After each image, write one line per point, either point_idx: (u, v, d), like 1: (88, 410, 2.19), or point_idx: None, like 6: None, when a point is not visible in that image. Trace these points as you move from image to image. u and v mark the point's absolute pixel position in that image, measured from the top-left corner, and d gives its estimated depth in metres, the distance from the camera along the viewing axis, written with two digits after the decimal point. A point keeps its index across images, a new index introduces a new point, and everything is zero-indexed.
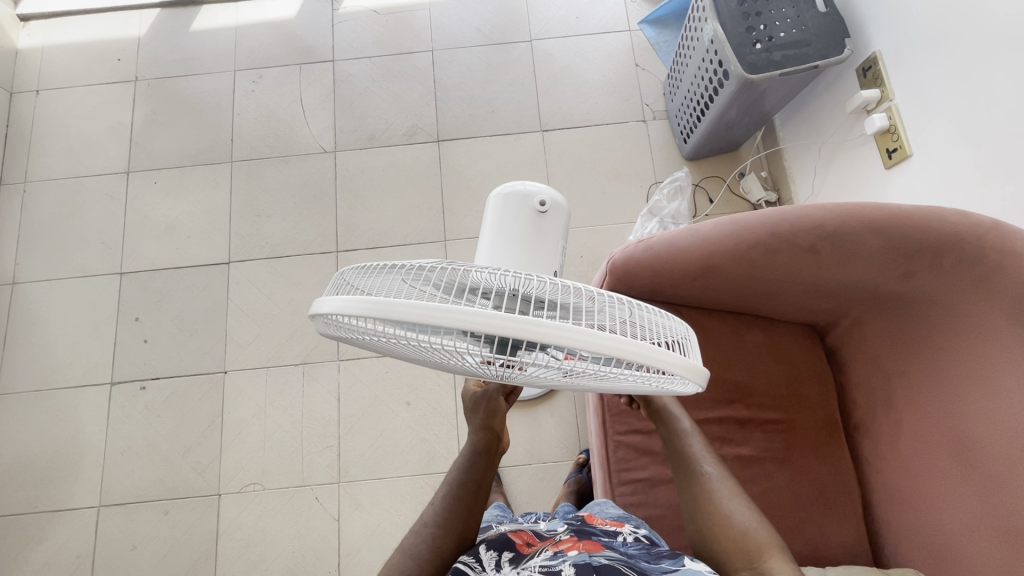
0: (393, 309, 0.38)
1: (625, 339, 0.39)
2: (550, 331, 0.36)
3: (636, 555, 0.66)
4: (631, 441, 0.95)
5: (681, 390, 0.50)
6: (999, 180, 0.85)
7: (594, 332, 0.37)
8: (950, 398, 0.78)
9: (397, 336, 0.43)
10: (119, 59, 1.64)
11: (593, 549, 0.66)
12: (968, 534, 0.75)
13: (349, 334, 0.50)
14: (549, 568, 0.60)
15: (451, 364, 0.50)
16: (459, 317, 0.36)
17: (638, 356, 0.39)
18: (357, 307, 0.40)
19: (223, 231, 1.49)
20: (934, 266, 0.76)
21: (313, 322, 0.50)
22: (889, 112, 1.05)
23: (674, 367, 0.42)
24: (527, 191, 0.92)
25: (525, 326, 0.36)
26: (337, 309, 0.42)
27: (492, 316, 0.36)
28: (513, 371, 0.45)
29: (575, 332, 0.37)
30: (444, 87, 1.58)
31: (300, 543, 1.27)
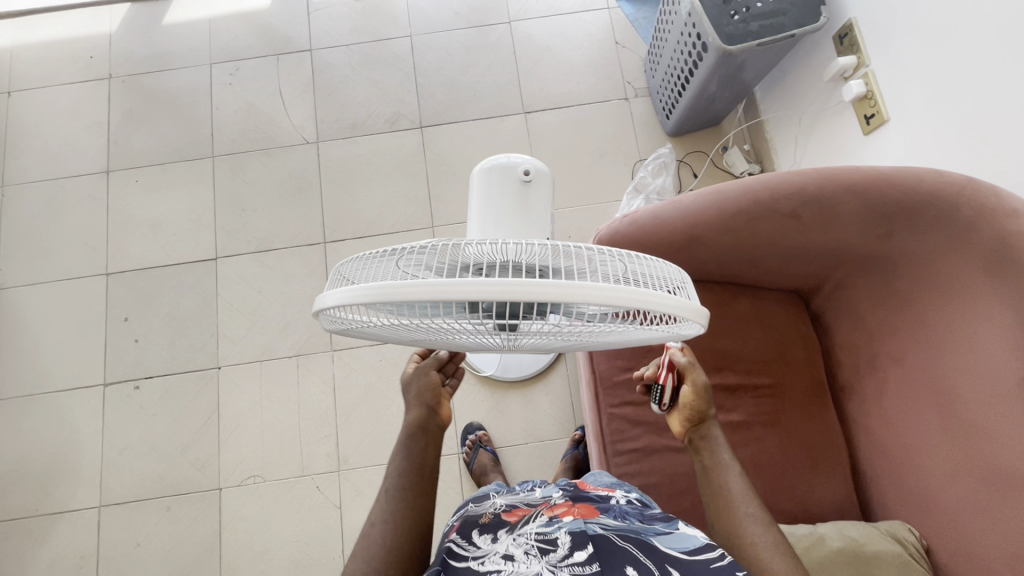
0: (394, 291, 0.39)
1: (618, 287, 0.39)
2: (544, 290, 0.37)
3: (631, 519, 0.68)
4: (625, 413, 0.97)
5: (684, 333, 0.51)
6: (976, 141, 0.86)
7: (592, 287, 0.38)
8: (929, 353, 0.81)
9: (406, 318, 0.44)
10: (91, 56, 1.61)
11: (588, 513, 0.68)
12: (951, 482, 0.78)
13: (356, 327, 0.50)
14: (544, 533, 0.63)
15: (460, 340, 0.51)
16: (459, 289, 0.37)
17: (637, 304, 0.40)
18: (358, 296, 0.40)
19: (208, 227, 1.48)
20: (911, 225, 0.78)
21: (318, 320, 0.50)
22: (866, 79, 1.06)
23: (676, 311, 0.42)
24: (503, 163, 0.84)
25: (521, 290, 0.37)
26: (340, 303, 0.42)
27: (489, 284, 0.37)
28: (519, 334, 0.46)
29: (575, 288, 0.38)
30: (424, 73, 1.57)
31: (303, 532, 1.28)
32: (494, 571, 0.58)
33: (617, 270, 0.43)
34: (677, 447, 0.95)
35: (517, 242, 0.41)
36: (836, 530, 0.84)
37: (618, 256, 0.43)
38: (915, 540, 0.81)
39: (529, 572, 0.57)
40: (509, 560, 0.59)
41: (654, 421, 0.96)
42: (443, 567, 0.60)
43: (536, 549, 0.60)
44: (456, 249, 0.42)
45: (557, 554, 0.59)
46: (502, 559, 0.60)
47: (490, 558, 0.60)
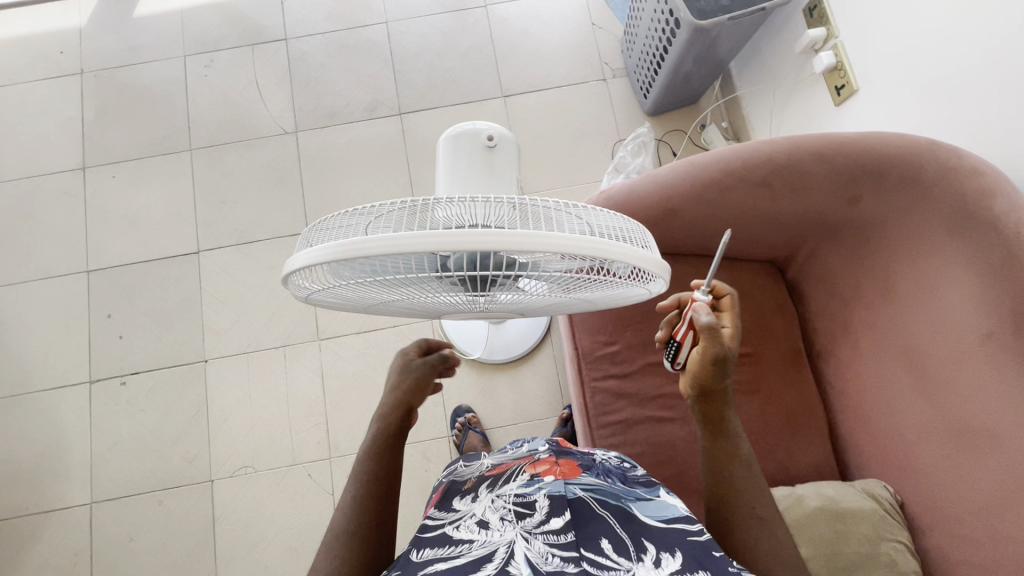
0: (358, 248, 0.40)
1: (577, 237, 0.40)
2: (505, 241, 0.38)
3: (613, 480, 0.70)
4: (607, 386, 0.98)
5: (652, 288, 0.52)
6: (943, 105, 0.88)
7: (552, 237, 0.39)
8: (900, 314, 0.83)
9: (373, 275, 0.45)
10: (61, 51, 1.58)
11: (570, 472, 0.70)
12: (922, 439, 0.81)
13: (326, 291, 0.51)
14: (522, 496, 0.64)
15: (430, 298, 0.53)
16: (421, 242, 0.38)
17: (598, 253, 0.41)
18: (320, 256, 0.41)
19: (189, 221, 1.47)
20: (879, 189, 0.80)
21: (287, 287, 0.51)
22: (835, 50, 1.07)
23: (638, 261, 0.43)
24: (462, 128, 0.60)
25: (476, 239, 0.38)
26: (305, 262, 0.42)
27: (444, 234, 0.38)
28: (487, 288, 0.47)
29: (536, 239, 0.39)
30: (402, 59, 1.57)
31: (297, 519, 1.29)
32: (468, 538, 0.58)
33: (579, 224, 0.44)
34: (661, 417, 0.96)
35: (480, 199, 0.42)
36: (814, 489, 0.86)
37: (578, 210, 0.44)
38: (889, 496, 0.84)
39: (501, 539, 0.57)
40: (483, 527, 0.60)
41: (636, 393, 0.98)
42: (415, 541, 0.61)
43: (512, 515, 0.61)
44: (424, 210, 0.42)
45: (533, 520, 0.60)
46: (477, 527, 0.60)
47: (466, 526, 0.61)
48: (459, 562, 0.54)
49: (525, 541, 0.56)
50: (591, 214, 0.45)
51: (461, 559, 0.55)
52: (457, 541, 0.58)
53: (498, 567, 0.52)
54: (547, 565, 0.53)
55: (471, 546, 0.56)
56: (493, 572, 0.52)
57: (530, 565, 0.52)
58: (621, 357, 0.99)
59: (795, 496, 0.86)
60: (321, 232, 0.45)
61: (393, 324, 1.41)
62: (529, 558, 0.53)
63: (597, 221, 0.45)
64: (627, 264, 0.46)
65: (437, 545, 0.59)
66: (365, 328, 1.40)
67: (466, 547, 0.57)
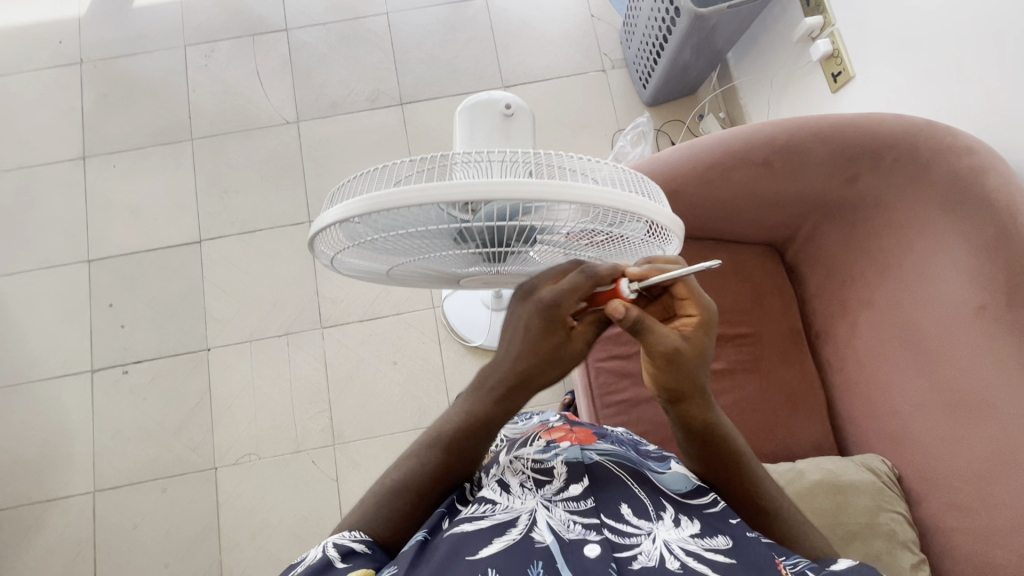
0: (387, 199, 0.43)
1: (589, 187, 0.43)
2: (523, 188, 0.42)
3: (626, 447, 0.71)
4: (612, 366, 1.00)
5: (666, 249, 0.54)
6: (939, 89, 0.90)
7: (566, 185, 0.42)
8: (895, 292, 0.85)
9: (399, 232, 0.48)
10: (60, 41, 1.57)
11: (585, 438, 0.70)
12: (918, 412, 0.83)
13: (353, 255, 0.53)
14: (541, 462, 0.65)
15: (447, 265, 0.54)
16: (445, 191, 0.42)
17: (609, 201, 0.44)
18: (343, 211, 0.45)
19: (191, 210, 1.48)
20: (875, 168, 0.82)
21: (316, 254, 0.53)
22: (832, 38, 1.09)
23: (649, 214, 0.46)
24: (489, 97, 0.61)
25: (499, 189, 0.42)
26: (336, 217, 0.46)
27: (467, 184, 0.42)
28: (506, 246, 0.50)
29: (551, 187, 0.42)
30: (403, 49, 1.58)
31: (301, 505, 1.30)
32: (490, 500, 0.59)
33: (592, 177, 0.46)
34: None
35: (497, 152, 0.45)
36: (815, 464, 0.88)
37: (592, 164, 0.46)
38: (887, 469, 0.86)
39: (523, 506, 0.57)
40: (504, 491, 0.60)
41: (639, 373, 1.00)
42: (448, 508, 0.60)
43: (532, 482, 0.61)
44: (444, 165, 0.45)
45: (552, 487, 0.60)
46: (498, 488, 0.61)
47: (488, 489, 0.62)
48: (483, 524, 0.55)
49: (546, 509, 0.57)
50: (605, 171, 0.47)
51: (485, 521, 0.55)
52: (480, 503, 0.59)
53: (522, 531, 0.53)
54: (569, 533, 0.54)
55: (494, 509, 0.57)
56: (519, 536, 0.53)
57: (553, 532, 0.53)
58: (625, 338, 1.01)
59: (799, 470, 0.87)
60: (345, 194, 0.49)
61: (396, 312, 1.42)
62: (551, 525, 0.54)
63: (611, 175, 0.47)
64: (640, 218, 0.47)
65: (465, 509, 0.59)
66: (368, 316, 1.41)
67: (489, 509, 0.58)
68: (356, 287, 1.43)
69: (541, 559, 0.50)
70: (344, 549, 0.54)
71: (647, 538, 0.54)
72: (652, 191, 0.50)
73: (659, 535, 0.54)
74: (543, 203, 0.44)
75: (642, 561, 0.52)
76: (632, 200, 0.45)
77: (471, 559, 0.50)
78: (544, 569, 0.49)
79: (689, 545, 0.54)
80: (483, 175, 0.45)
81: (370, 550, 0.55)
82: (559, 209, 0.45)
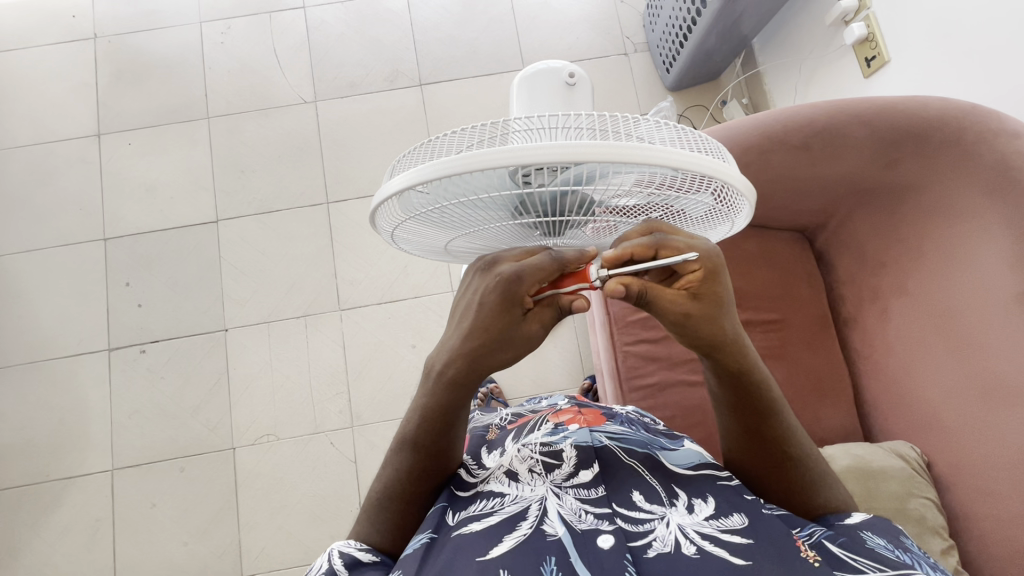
0: (449, 167, 0.42)
1: (660, 149, 0.41)
2: (592, 151, 0.40)
3: (636, 428, 0.71)
4: (639, 350, 0.99)
5: (733, 220, 0.52)
6: (981, 73, 0.89)
7: (635, 147, 0.41)
8: (931, 277, 0.84)
9: (457, 202, 0.47)
10: (73, 16, 1.54)
11: (594, 421, 0.71)
12: (951, 398, 0.83)
13: (412, 228, 0.53)
14: (549, 445, 0.65)
15: (504, 235, 0.53)
16: (509, 156, 0.40)
17: (681, 162, 0.42)
18: (397, 185, 0.44)
19: (207, 189, 1.46)
20: (918, 152, 0.81)
21: (376, 229, 0.53)
22: (867, 21, 1.07)
23: (720, 176, 0.44)
24: (546, 78, 0.50)
25: (567, 152, 0.40)
26: (396, 188, 0.45)
27: (534, 148, 0.40)
28: (567, 216, 0.48)
29: (621, 150, 0.41)
30: (421, 28, 1.55)
31: (320, 486, 1.30)
32: (499, 492, 0.59)
33: (661, 138, 0.44)
34: (689, 382, 0.98)
35: (560, 112, 0.43)
36: (842, 449, 0.89)
37: (660, 124, 0.44)
38: (917, 456, 0.86)
39: (533, 494, 0.58)
40: (514, 480, 0.60)
41: (667, 358, 0.99)
42: (450, 501, 0.61)
43: (541, 467, 0.62)
44: (502, 130, 0.43)
45: (562, 473, 0.61)
46: (507, 479, 0.61)
47: (496, 481, 0.61)
48: (493, 521, 0.55)
49: (556, 497, 0.57)
50: (666, 130, 0.44)
51: (495, 517, 0.56)
52: (488, 496, 0.59)
53: (533, 525, 0.54)
54: (581, 523, 0.55)
55: (504, 502, 0.57)
56: (529, 529, 0.53)
57: (564, 523, 0.54)
58: (652, 322, 1.00)
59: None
60: (401, 169, 0.48)
61: (414, 295, 1.41)
62: (562, 515, 0.55)
63: (671, 134, 0.45)
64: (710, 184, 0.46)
65: (470, 502, 0.60)
66: (386, 299, 1.40)
67: (498, 502, 0.58)
68: (375, 270, 1.42)
69: (554, 555, 0.51)
70: (349, 559, 0.58)
71: (661, 523, 0.54)
72: (716, 148, 0.46)
73: (672, 519, 0.54)
74: (602, 164, 0.42)
75: (656, 548, 0.52)
76: (695, 159, 0.42)
77: (483, 560, 0.51)
78: (557, 565, 0.50)
79: (703, 528, 0.53)
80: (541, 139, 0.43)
81: (379, 558, 0.60)
82: (619, 171, 0.43)
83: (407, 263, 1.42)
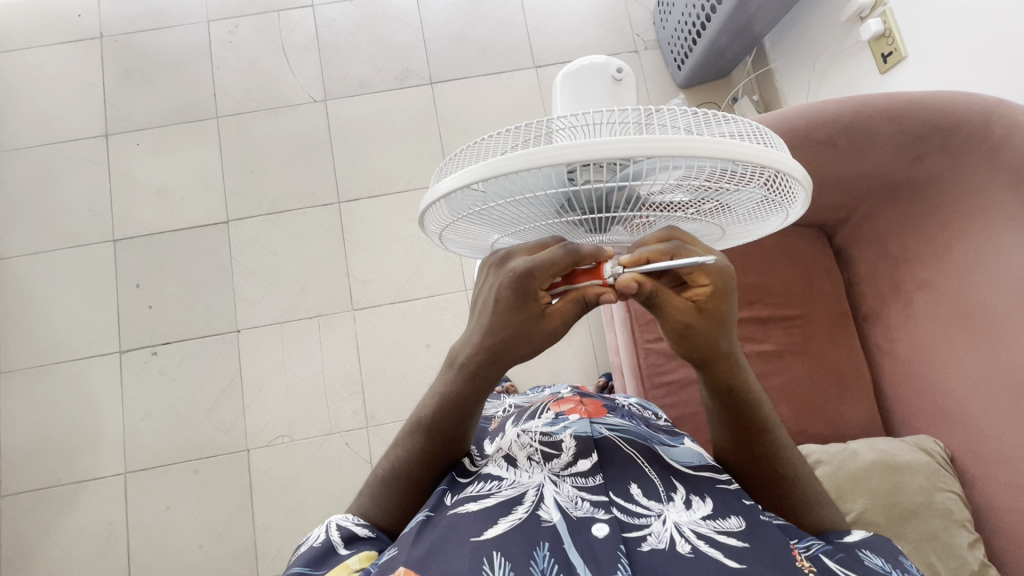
0: (496, 169, 0.41)
1: (714, 141, 0.40)
2: (646, 147, 0.39)
3: (637, 422, 0.70)
4: (661, 348, 0.99)
5: (786, 207, 0.51)
6: (1001, 69, 0.89)
7: (689, 140, 0.40)
8: (955, 271, 0.85)
9: (505, 202, 0.47)
10: (79, 15, 1.53)
11: (595, 411, 0.70)
12: (976, 392, 0.83)
13: (460, 229, 0.53)
14: (549, 435, 0.64)
15: (550, 232, 0.53)
16: (559, 155, 0.39)
17: (735, 153, 0.41)
18: (445, 186, 0.44)
19: (217, 189, 1.45)
20: (944, 147, 0.83)
21: (426, 231, 0.53)
22: (884, 17, 1.07)
23: (774, 165, 0.42)
24: (591, 74, 0.50)
25: (618, 148, 0.39)
26: (444, 193, 0.45)
27: (585, 145, 0.39)
28: (615, 213, 0.47)
29: (674, 144, 0.39)
30: (432, 27, 1.54)
31: (334, 487, 1.29)
32: (496, 475, 0.58)
33: (711, 129, 0.43)
34: None
35: (607, 107, 0.42)
36: (867, 444, 0.89)
37: (712, 116, 0.43)
38: (940, 450, 0.87)
39: (530, 481, 0.57)
40: (511, 466, 0.60)
41: None
42: (449, 483, 0.60)
43: (539, 455, 0.61)
44: (547, 130, 0.43)
45: (560, 462, 0.59)
46: (504, 464, 0.60)
47: (494, 464, 0.61)
48: (489, 502, 0.54)
49: (553, 484, 0.56)
50: (720, 122, 0.43)
51: (491, 499, 0.55)
52: (485, 479, 0.58)
53: (529, 510, 0.53)
54: (577, 510, 0.54)
55: (500, 485, 0.56)
56: (524, 514, 0.52)
57: (560, 511, 0.53)
58: None
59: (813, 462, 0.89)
60: (448, 172, 0.48)
61: (427, 295, 1.40)
62: (559, 502, 0.54)
63: (724, 126, 0.44)
64: (761, 174, 0.44)
65: (468, 485, 0.59)
66: (400, 298, 1.40)
67: (495, 485, 0.57)
68: (387, 269, 1.41)
69: (547, 540, 0.50)
70: (346, 533, 0.57)
71: (657, 520, 0.53)
72: (768, 137, 0.46)
73: (669, 517, 0.53)
74: (653, 159, 0.41)
75: (651, 543, 0.51)
76: (749, 150, 0.41)
77: (476, 540, 0.50)
78: (550, 551, 0.49)
79: (699, 528, 0.52)
80: (588, 135, 0.42)
81: (375, 534, 0.59)
82: (668, 166, 0.42)
83: (420, 262, 1.42)
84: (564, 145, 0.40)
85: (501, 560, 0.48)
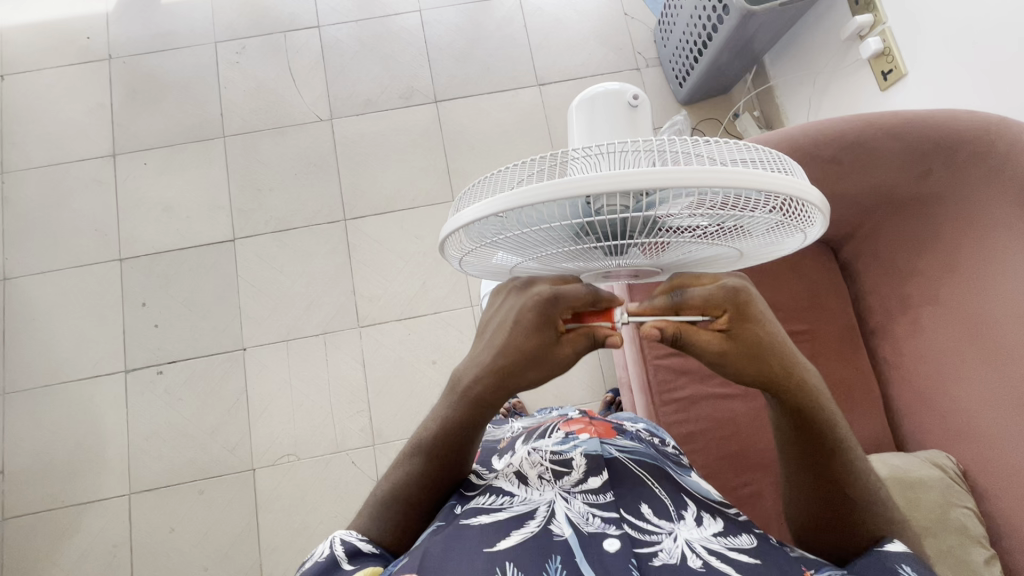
0: (515, 200, 0.42)
1: (730, 170, 0.41)
2: (663, 178, 0.40)
3: (646, 444, 0.71)
4: (670, 363, 0.99)
5: (804, 228, 0.51)
6: (999, 86, 0.91)
7: (706, 170, 0.40)
8: (962, 286, 0.85)
9: (523, 230, 0.47)
10: (87, 37, 1.55)
11: (604, 432, 0.70)
12: (988, 408, 0.83)
13: (478, 254, 0.53)
14: (559, 454, 0.64)
15: (567, 257, 0.53)
16: (577, 186, 0.40)
17: (751, 181, 0.41)
18: (466, 216, 0.45)
19: (224, 208, 1.46)
20: (947, 164, 0.84)
21: (445, 257, 0.53)
22: (883, 36, 1.09)
23: (788, 191, 0.43)
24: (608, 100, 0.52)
25: (634, 179, 0.39)
26: (464, 222, 0.45)
27: (602, 177, 0.40)
28: (632, 240, 0.48)
29: (691, 174, 0.40)
30: (436, 46, 1.57)
31: (340, 506, 1.28)
32: (508, 492, 0.58)
33: (725, 158, 0.44)
34: (721, 395, 0.98)
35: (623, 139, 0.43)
36: (881, 459, 0.89)
37: (726, 145, 0.44)
38: (954, 466, 0.86)
39: (541, 498, 0.57)
40: (523, 483, 0.60)
41: (697, 370, 0.99)
42: (459, 497, 0.60)
43: (550, 474, 0.61)
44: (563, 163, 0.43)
45: (571, 479, 0.60)
46: (515, 480, 0.60)
47: (505, 480, 0.61)
48: (502, 515, 0.54)
49: (565, 500, 0.56)
50: (735, 150, 0.44)
51: (503, 513, 0.55)
52: (497, 494, 0.58)
53: (541, 524, 0.53)
54: (589, 525, 0.53)
55: (512, 501, 0.56)
56: (536, 528, 0.52)
57: (572, 525, 0.53)
58: None
59: None
60: (466, 200, 0.48)
61: (434, 311, 1.40)
62: (570, 517, 0.54)
63: (738, 154, 0.44)
64: (777, 199, 0.45)
65: (477, 497, 0.59)
66: (406, 315, 1.40)
67: (507, 500, 0.57)
68: (393, 285, 1.41)
69: (559, 554, 0.49)
70: (350, 548, 0.56)
71: (668, 537, 0.52)
72: (783, 163, 0.46)
73: (680, 534, 0.53)
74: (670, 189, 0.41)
75: (662, 558, 0.50)
76: (765, 177, 0.42)
77: (490, 551, 0.50)
78: (562, 563, 0.49)
79: (711, 545, 0.52)
80: (604, 166, 0.43)
81: (379, 551, 0.58)
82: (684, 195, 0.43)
83: (426, 279, 1.42)
84: (581, 177, 0.40)
85: (514, 571, 0.48)
